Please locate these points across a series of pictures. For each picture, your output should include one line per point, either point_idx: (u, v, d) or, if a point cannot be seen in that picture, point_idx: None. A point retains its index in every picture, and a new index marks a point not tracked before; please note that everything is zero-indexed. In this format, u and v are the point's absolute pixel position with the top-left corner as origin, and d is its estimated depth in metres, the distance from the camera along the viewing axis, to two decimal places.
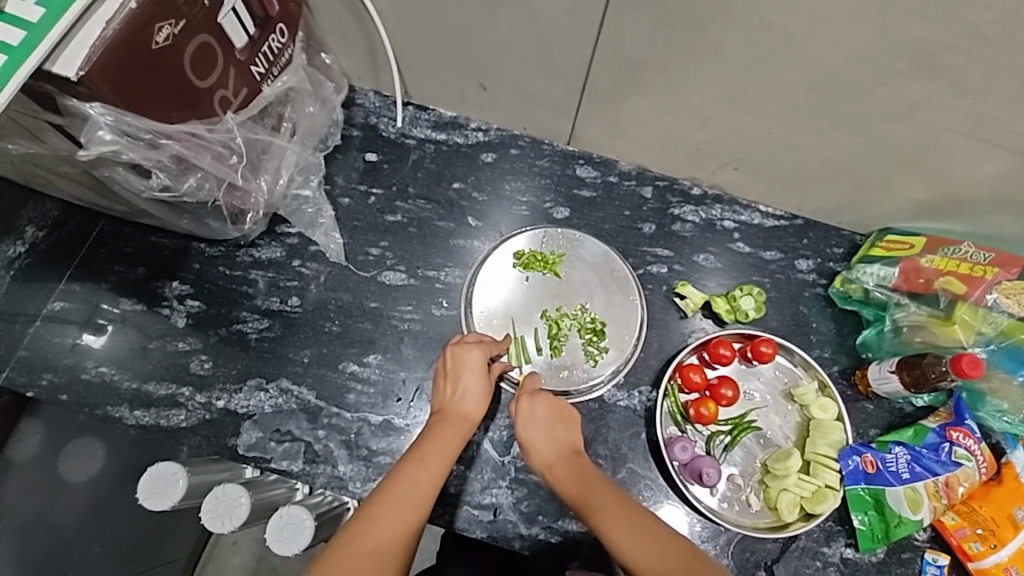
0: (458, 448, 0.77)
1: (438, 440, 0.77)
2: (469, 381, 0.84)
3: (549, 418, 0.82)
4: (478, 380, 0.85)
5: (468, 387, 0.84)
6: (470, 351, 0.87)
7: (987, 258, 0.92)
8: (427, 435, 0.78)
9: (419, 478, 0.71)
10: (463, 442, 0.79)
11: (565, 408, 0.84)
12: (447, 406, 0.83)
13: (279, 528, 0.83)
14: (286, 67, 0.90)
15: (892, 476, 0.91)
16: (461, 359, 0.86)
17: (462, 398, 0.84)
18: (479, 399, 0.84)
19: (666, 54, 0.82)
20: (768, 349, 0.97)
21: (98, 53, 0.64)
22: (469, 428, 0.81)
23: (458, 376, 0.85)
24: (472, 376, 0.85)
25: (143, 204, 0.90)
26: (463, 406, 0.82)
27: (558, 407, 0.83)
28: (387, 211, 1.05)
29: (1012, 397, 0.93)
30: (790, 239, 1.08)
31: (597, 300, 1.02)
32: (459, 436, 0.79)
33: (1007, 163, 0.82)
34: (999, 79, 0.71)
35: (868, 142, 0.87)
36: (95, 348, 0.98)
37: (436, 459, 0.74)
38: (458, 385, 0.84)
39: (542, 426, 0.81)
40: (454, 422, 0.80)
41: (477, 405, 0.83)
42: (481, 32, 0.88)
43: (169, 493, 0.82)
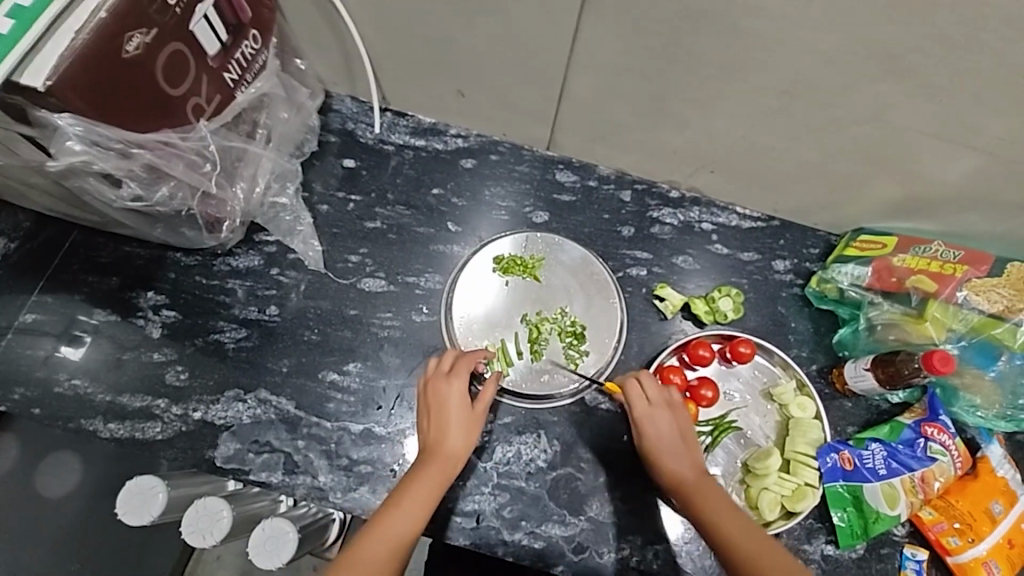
0: (439, 491, 0.75)
1: (418, 482, 0.75)
2: (453, 416, 0.81)
3: (676, 434, 0.82)
4: (463, 414, 0.81)
5: (452, 422, 0.80)
6: (454, 382, 0.83)
7: (956, 256, 0.94)
8: (408, 478, 0.76)
9: (402, 517, 0.71)
10: (446, 484, 0.76)
11: (690, 426, 0.84)
12: (433, 442, 0.79)
13: (259, 542, 0.83)
14: (260, 73, 0.89)
15: (869, 473, 0.92)
16: (443, 395, 0.82)
17: (446, 435, 0.80)
18: (468, 432, 0.80)
19: (639, 59, 0.83)
20: (746, 349, 0.98)
21: (66, 62, 0.63)
22: (455, 466, 0.78)
23: (442, 410, 0.81)
24: (455, 410, 0.81)
25: (116, 214, 0.88)
26: (449, 442, 0.79)
27: (683, 424, 0.83)
28: (366, 217, 1.05)
29: (985, 392, 0.95)
30: (767, 240, 1.09)
31: (578, 304, 1.03)
32: (441, 479, 0.76)
33: (975, 162, 0.84)
34: (962, 80, 0.73)
35: (840, 144, 0.89)
36: (72, 360, 0.96)
37: (414, 503, 0.73)
38: (440, 421, 0.81)
39: (671, 441, 0.82)
40: (438, 461, 0.77)
41: (466, 439, 0.80)
42: (457, 37, 0.88)
43: (150, 506, 0.84)
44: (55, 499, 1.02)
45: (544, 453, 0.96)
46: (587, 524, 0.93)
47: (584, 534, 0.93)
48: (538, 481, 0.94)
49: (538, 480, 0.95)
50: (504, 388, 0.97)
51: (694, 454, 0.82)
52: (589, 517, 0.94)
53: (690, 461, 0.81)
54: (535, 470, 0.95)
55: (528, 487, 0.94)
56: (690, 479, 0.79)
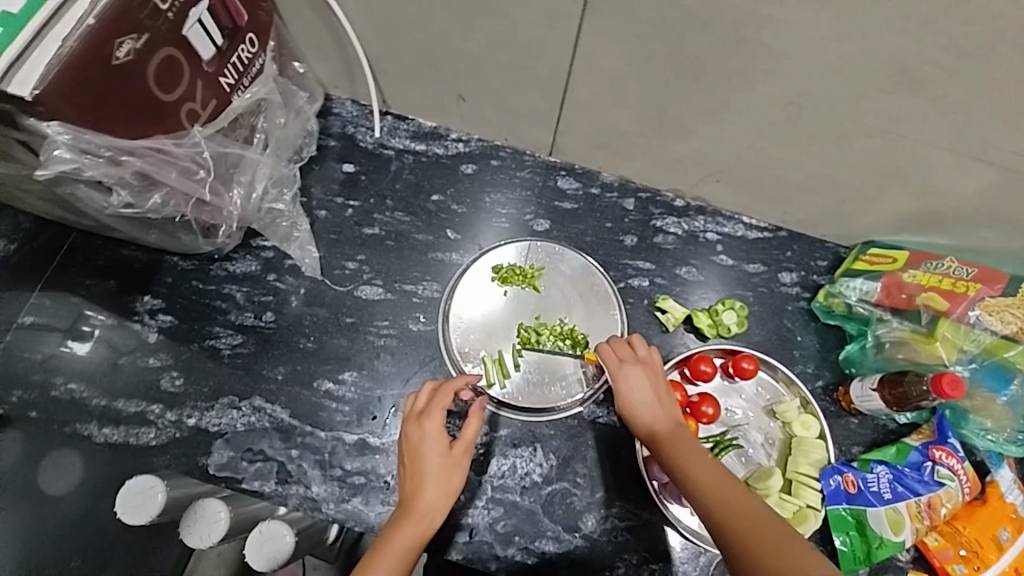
0: (414, 550, 0.74)
1: (391, 544, 0.73)
2: (430, 465, 0.77)
3: (651, 390, 0.79)
4: (441, 465, 0.77)
5: (428, 472, 0.77)
6: (427, 425, 0.79)
7: (969, 273, 0.91)
8: (385, 535, 0.75)
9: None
10: (423, 539, 0.75)
11: (664, 381, 0.81)
12: (410, 494, 0.77)
13: (257, 545, 0.82)
14: (257, 77, 0.88)
15: (873, 497, 0.90)
16: (418, 442, 0.78)
17: (422, 488, 0.77)
18: (447, 483, 0.77)
19: (641, 66, 0.81)
20: (750, 365, 0.96)
21: (53, 71, 0.63)
22: (435, 519, 0.76)
23: (419, 460, 0.78)
24: (432, 459, 0.78)
25: (110, 219, 0.88)
26: (426, 495, 0.76)
27: (659, 380, 0.80)
28: (365, 223, 1.04)
29: (996, 416, 0.92)
30: (773, 252, 1.06)
31: (577, 315, 1.01)
32: (416, 535, 0.74)
33: (989, 177, 0.81)
34: (978, 92, 0.70)
35: (850, 156, 0.86)
36: (79, 355, 0.97)
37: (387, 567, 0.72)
38: (416, 470, 0.77)
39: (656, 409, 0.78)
40: (413, 519, 0.75)
41: (443, 490, 0.77)
42: (456, 42, 0.87)
43: (148, 507, 0.84)
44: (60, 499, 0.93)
45: (540, 467, 0.94)
46: (582, 540, 0.92)
47: (579, 551, 0.91)
48: (532, 496, 0.93)
49: (533, 495, 0.93)
50: (500, 401, 0.96)
51: (671, 409, 0.78)
52: (584, 533, 0.92)
53: (675, 428, 0.77)
54: (530, 484, 0.94)
55: (522, 501, 0.93)
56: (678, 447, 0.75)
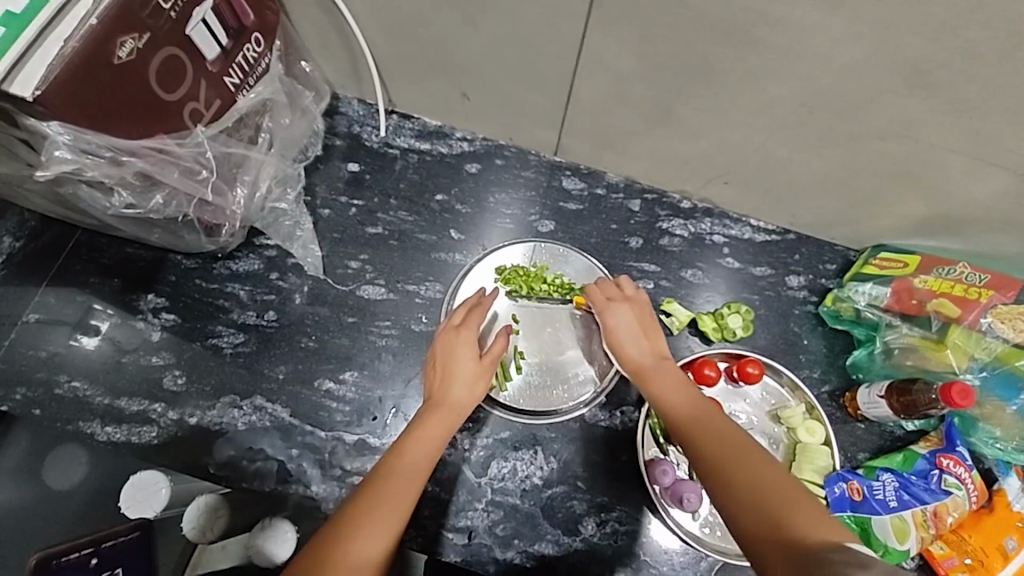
0: (442, 441, 0.77)
1: (424, 433, 0.76)
2: (461, 368, 0.81)
3: (636, 324, 0.84)
4: (470, 366, 0.82)
5: (460, 372, 0.81)
6: (462, 335, 0.84)
7: (981, 280, 0.89)
8: (415, 426, 0.77)
9: (413, 461, 0.74)
10: (451, 431, 0.78)
11: (653, 318, 0.85)
12: (438, 393, 0.80)
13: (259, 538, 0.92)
14: (263, 77, 0.88)
15: (879, 505, 0.89)
16: (451, 347, 0.83)
17: (451, 386, 0.81)
18: (474, 385, 0.81)
19: (650, 65, 0.79)
20: (754, 370, 0.94)
21: (55, 72, 0.63)
22: (460, 414, 0.79)
23: (450, 361, 0.82)
24: (464, 361, 0.82)
25: (112, 219, 0.88)
26: (455, 394, 0.80)
27: (646, 316, 0.85)
28: (368, 223, 1.03)
29: (1005, 424, 0.90)
30: (781, 255, 1.05)
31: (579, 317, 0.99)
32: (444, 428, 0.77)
33: (1005, 183, 0.79)
34: (994, 97, 0.68)
35: (860, 160, 0.84)
36: (90, 350, 0.97)
37: (421, 455, 0.74)
38: (447, 371, 0.81)
39: (643, 347, 0.82)
40: (443, 411, 0.78)
41: (472, 390, 0.81)
42: (462, 41, 0.86)
43: (152, 503, 0.93)
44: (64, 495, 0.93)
45: (540, 470, 0.94)
46: (582, 544, 0.91)
47: (578, 555, 0.91)
48: (532, 500, 0.93)
49: (533, 498, 0.93)
50: (502, 403, 0.95)
51: (658, 342, 0.82)
52: (583, 538, 0.92)
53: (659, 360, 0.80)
54: (530, 487, 0.93)
55: (522, 504, 0.92)
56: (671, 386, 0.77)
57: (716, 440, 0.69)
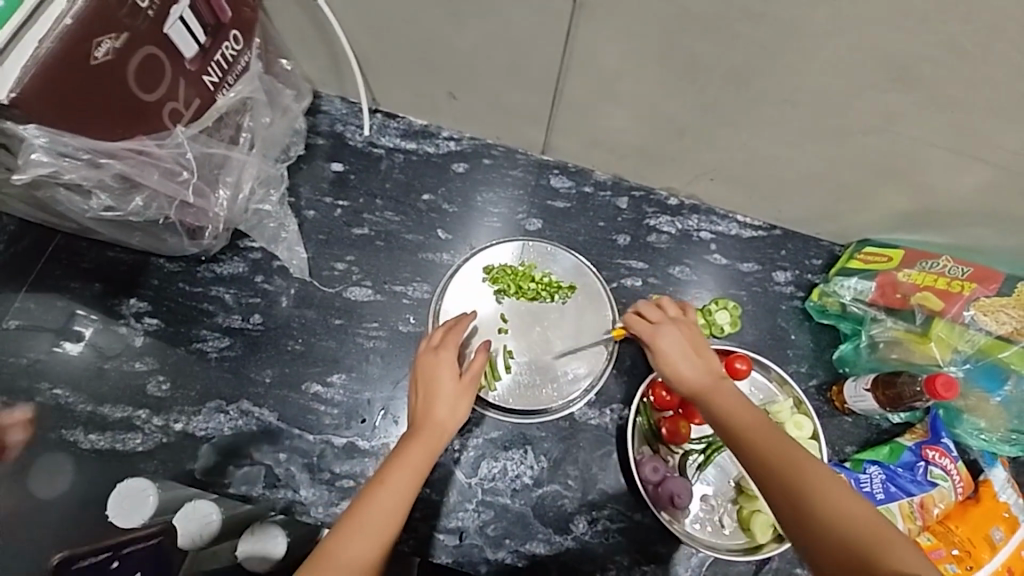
0: (427, 464, 0.74)
1: (407, 457, 0.73)
2: (443, 388, 0.79)
3: (685, 343, 0.76)
4: (450, 386, 0.80)
5: (442, 391, 0.79)
6: (442, 355, 0.82)
7: (964, 273, 0.90)
8: (395, 452, 0.75)
9: (395, 489, 0.71)
10: (436, 452, 0.76)
11: (702, 338, 0.77)
12: (421, 415, 0.78)
13: (250, 544, 0.88)
14: (241, 75, 0.86)
15: (866, 497, 0.89)
16: (431, 368, 0.80)
17: (434, 407, 0.78)
18: (457, 403, 0.79)
19: (633, 62, 0.79)
20: (742, 365, 0.92)
21: (29, 73, 0.62)
22: (445, 435, 0.77)
23: (432, 382, 0.80)
24: (446, 381, 0.80)
25: (91, 223, 0.87)
26: (439, 414, 0.78)
27: (694, 334, 0.78)
28: (354, 223, 1.03)
29: (990, 415, 0.92)
30: (767, 250, 1.05)
31: (566, 315, 0.99)
32: (428, 451, 0.75)
33: (985, 176, 0.80)
34: (974, 91, 0.69)
35: (844, 155, 0.85)
36: (72, 356, 0.96)
37: (403, 480, 0.72)
38: (429, 393, 0.79)
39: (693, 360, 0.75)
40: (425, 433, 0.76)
41: (454, 409, 0.79)
42: (444, 39, 0.85)
43: (140, 510, 0.88)
44: (48, 504, 0.91)
45: (531, 470, 0.94)
46: (574, 542, 0.91)
47: (570, 554, 0.91)
48: (523, 499, 0.93)
49: (524, 498, 0.93)
50: (491, 402, 0.94)
51: (714, 365, 0.75)
52: (575, 536, 0.92)
53: (709, 370, 0.74)
54: (521, 487, 0.93)
55: (513, 504, 0.92)
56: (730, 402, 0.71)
57: (804, 468, 0.64)
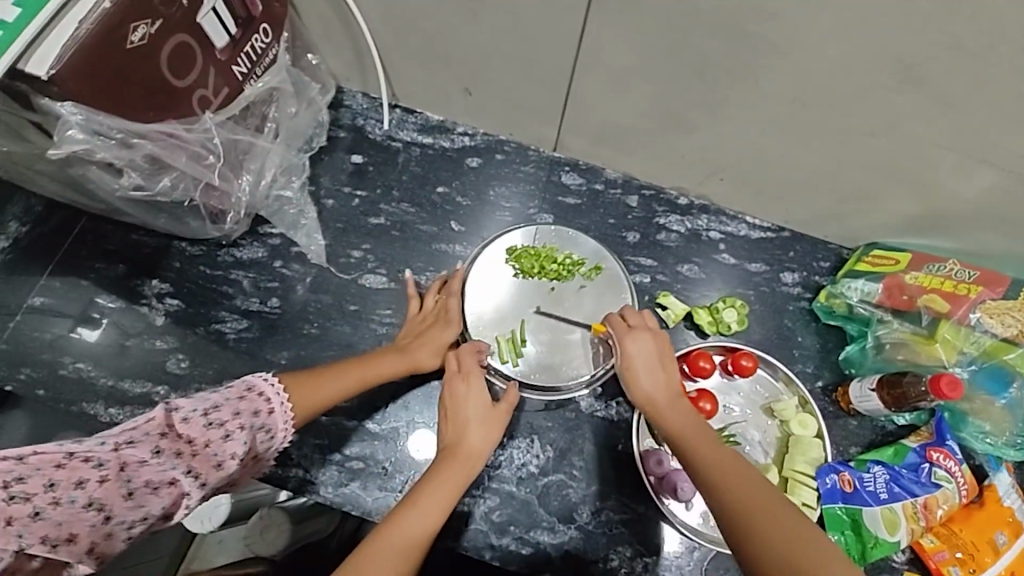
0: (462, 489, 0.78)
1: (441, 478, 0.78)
2: (470, 414, 0.84)
3: (654, 356, 0.84)
4: (480, 415, 0.84)
5: (471, 420, 0.83)
6: (472, 385, 0.85)
7: (971, 276, 0.92)
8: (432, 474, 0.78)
9: (428, 503, 0.75)
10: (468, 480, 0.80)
11: (671, 352, 0.85)
12: (453, 441, 0.82)
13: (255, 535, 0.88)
14: (270, 67, 0.90)
15: (869, 496, 0.90)
16: (461, 396, 0.85)
17: (467, 433, 0.83)
18: (489, 432, 0.83)
19: (648, 61, 0.81)
20: (749, 363, 0.96)
21: (69, 52, 0.66)
22: (476, 464, 0.81)
23: (460, 410, 0.84)
24: (473, 409, 0.84)
25: (120, 203, 0.90)
26: (471, 440, 0.82)
27: (664, 345, 0.85)
28: (371, 213, 1.05)
29: (995, 419, 0.93)
30: (776, 251, 1.07)
31: (587, 298, 1.00)
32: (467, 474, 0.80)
33: (994, 179, 0.81)
34: (980, 94, 0.70)
35: (853, 157, 0.86)
36: (90, 342, 0.98)
37: (436, 501, 0.75)
38: (458, 421, 0.83)
39: (651, 365, 0.83)
40: (459, 459, 0.80)
41: (484, 437, 0.83)
42: (463, 35, 0.88)
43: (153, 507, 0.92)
44: None
45: (537, 458, 0.95)
46: (577, 532, 0.93)
47: (573, 542, 0.92)
48: (528, 487, 0.94)
49: (529, 486, 0.94)
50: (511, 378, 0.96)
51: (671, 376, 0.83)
52: (579, 525, 0.93)
53: (666, 380, 0.82)
54: (527, 475, 0.94)
55: (518, 491, 0.94)
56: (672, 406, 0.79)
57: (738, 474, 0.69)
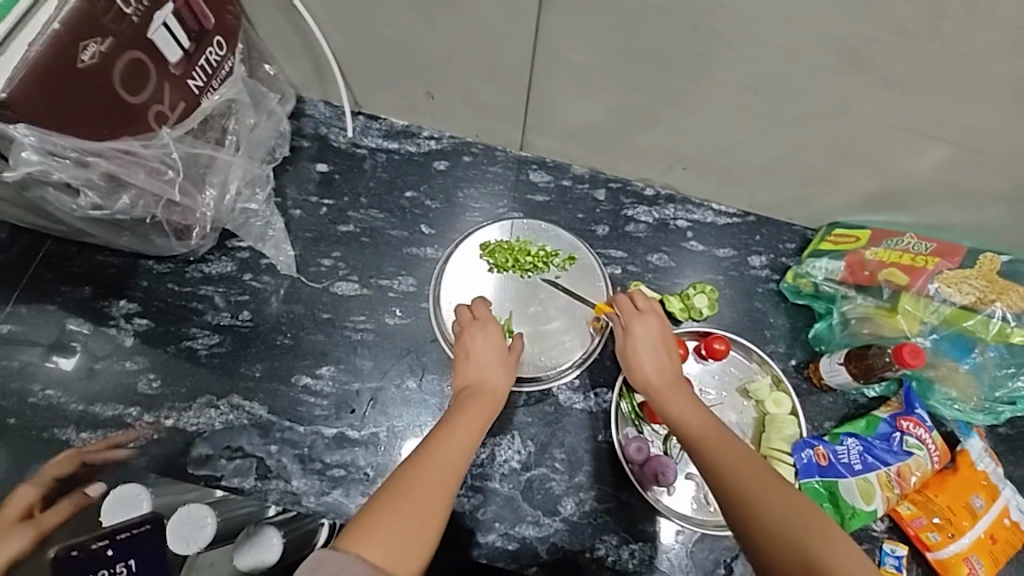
0: (487, 421, 0.78)
1: (464, 413, 0.77)
2: (489, 358, 0.84)
3: (658, 338, 0.86)
4: (498, 355, 0.85)
5: (489, 360, 0.84)
6: (489, 329, 0.87)
7: (928, 248, 0.95)
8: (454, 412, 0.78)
9: (453, 442, 0.73)
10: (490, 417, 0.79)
11: (672, 334, 0.88)
12: (473, 381, 0.82)
13: (246, 546, 0.90)
14: (225, 79, 0.89)
15: (844, 468, 0.92)
16: (477, 337, 0.86)
17: (486, 371, 0.83)
18: (504, 371, 0.84)
19: (603, 56, 0.83)
20: (721, 346, 0.97)
21: (19, 75, 0.66)
22: (497, 401, 0.81)
23: (478, 350, 0.85)
24: (489, 351, 0.85)
25: (81, 223, 0.89)
26: (490, 379, 0.83)
27: (665, 327, 0.87)
28: (339, 221, 1.05)
29: (961, 385, 0.95)
30: (743, 236, 1.09)
31: (564, 287, 1.02)
32: (488, 409, 0.79)
33: (944, 153, 0.84)
34: (922, 71, 0.72)
35: (808, 138, 0.88)
36: (68, 373, 0.97)
37: (462, 434, 0.75)
38: (478, 360, 0.84)
39: (652, 348, 0.85)
40: (482, 396, 0.80)
41: (505, 374, 0.84)
42: (421, 39, 0.88)
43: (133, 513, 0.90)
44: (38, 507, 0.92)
45: (518, 454, 0.96)
46: (562, 524, 0.93)
47: (559, 534, 0.93)
48: (511, 483, 0.94)
49: (512, 481, 0.94)
50: None
51: (672, 358, 0.86)
52: (563, 517, 0.93)
53: (667, 363, 0.85)
54: (509, 471, 0.95)
55: (501, 488, 0.94)
56: (669, 387, 0.82)
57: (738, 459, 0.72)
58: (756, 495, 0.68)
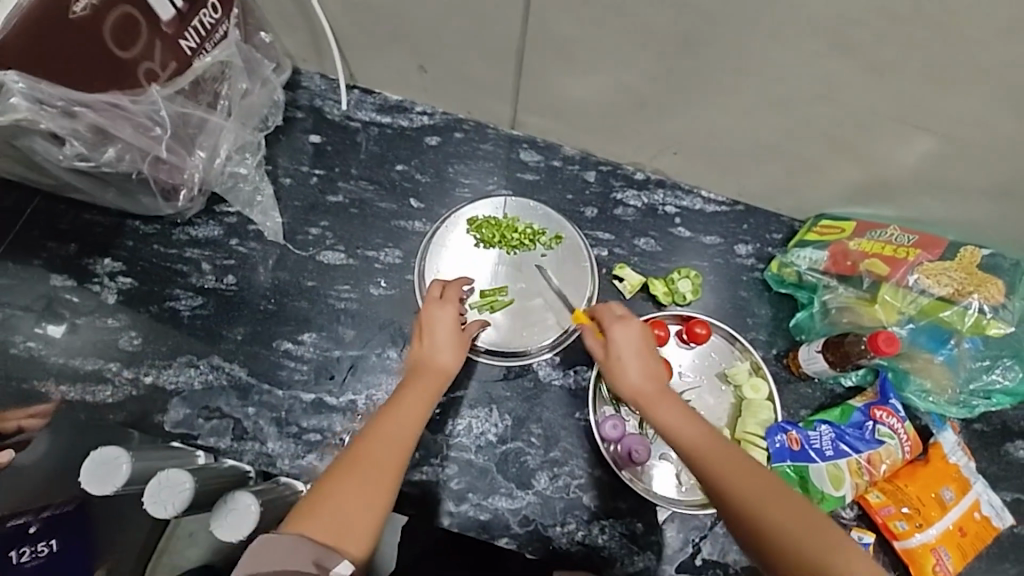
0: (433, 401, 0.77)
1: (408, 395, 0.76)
2: (443, 336, 0.82)
3: (642, 343, 0.80)
4: (451, 334, 0.83)
5: (441, 341, 0.82)
6: (442, 310, 0.84)
7: (910, 240, 0.96)
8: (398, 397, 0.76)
9: (395, 429, 0.72)
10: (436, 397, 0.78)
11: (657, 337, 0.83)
12: (419, 361, 0.81)
13: (223, 514, 0.75)
14: (219, 42, 0.87)
15: (815, 453, 0.93)
16: (431, 317, 0.84)
17: (436, 351, 0.82)
18: (454, 351, 0.82)
19: (594, 33, 0.83)
20: (702, 330, 0.98)
21: (11, 22, 0.67)
22: (444, 380, 0.80)
23: (430, 330, 0.83)
24: (442, 331, 0.83)
25: (68, 176, 0.89)
26: (437, 359, 0.81)
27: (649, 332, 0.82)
28: (328, 191, 1.05)
29: (935, 376, 0.96)
30: (730, 224, 1.09)
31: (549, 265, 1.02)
32: (435, 388, 0.78)
33: (930, 144, 0.84)
34: (910, 59, 0.72)
35: (796, 125, 0.89)
36: (57, 339, 0.97)
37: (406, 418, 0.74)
38: (432, 340, 0.82)
39: (636, 353, 0.80)
40: (429, 375, 0.79)
41: (456, 355, 0.82)
42: (414, 11, 0.88)
43: (110, 480, 0.77)
44: None
45: (495, 427, 0.96)
46: (534, 498, 0.94)
47: (531, 507, 0.94)
48: (486, 455, 0.95)
49: (487, 454, 0.95)
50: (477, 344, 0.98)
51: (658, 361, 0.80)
52: (536, 491, 0.94)
53: (653, 368, 0.79)
54: (485, 443, 0.96)
55: (477, 459, 0.95)
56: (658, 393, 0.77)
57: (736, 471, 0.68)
58: (764, 509, 0.65)
